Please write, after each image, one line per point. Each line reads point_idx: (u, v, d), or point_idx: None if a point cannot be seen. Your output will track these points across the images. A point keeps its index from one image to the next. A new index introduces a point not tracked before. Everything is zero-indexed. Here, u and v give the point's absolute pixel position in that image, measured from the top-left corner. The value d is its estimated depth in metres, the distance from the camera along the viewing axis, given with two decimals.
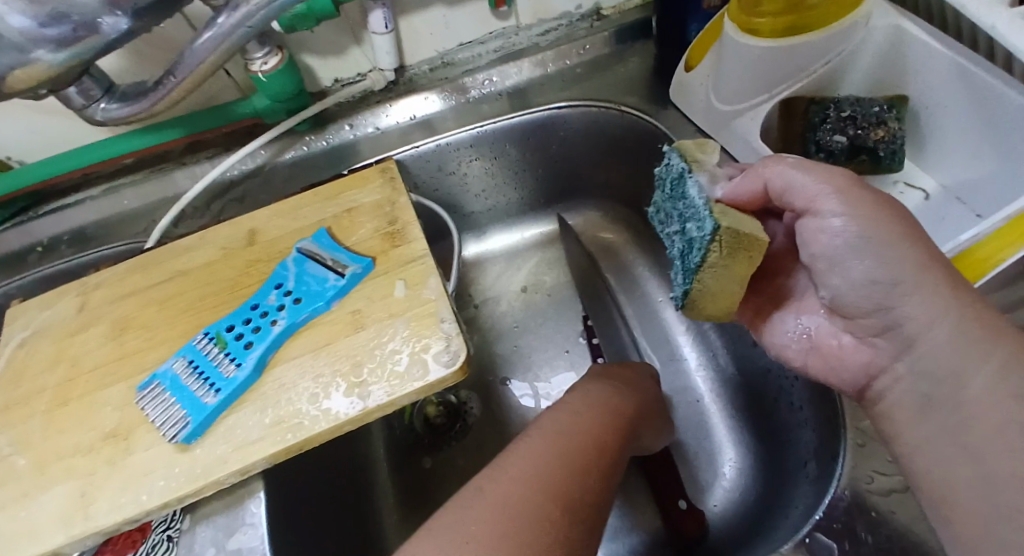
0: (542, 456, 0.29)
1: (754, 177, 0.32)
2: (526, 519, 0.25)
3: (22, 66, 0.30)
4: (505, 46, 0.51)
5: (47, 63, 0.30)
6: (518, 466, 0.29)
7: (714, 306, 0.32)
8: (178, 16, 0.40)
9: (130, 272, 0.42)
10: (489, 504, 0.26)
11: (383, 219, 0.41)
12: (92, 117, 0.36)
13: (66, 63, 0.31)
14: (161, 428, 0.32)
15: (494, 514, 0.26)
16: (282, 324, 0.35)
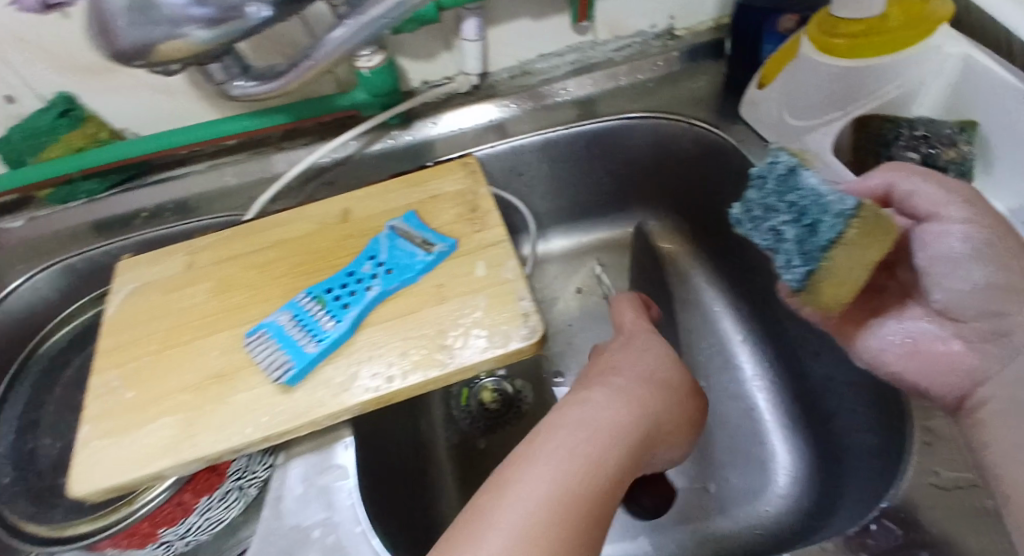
0: (592, 447, 0.29)
1: (878, 181, 0.34)
2: (579, 518, 0.25)
3: (175, 39, 0.33)
4: (580, 60, 0.54)
5: (196, 38, 0.33)
6: (566, 453, 0.28)
7: (827, 297, 0.29)
8: (300, 18, 0.45)
9: (233, 239, 0.46)
10: (543, 491, 0.26)
11: (465, 206, 0.44)
12: (228, 93, 0.39)
13: (213, 41, 0.34)
14: (267, 370, 0.36)
15: (547, 505, 0.25)
16: (376, 290, 0.38)
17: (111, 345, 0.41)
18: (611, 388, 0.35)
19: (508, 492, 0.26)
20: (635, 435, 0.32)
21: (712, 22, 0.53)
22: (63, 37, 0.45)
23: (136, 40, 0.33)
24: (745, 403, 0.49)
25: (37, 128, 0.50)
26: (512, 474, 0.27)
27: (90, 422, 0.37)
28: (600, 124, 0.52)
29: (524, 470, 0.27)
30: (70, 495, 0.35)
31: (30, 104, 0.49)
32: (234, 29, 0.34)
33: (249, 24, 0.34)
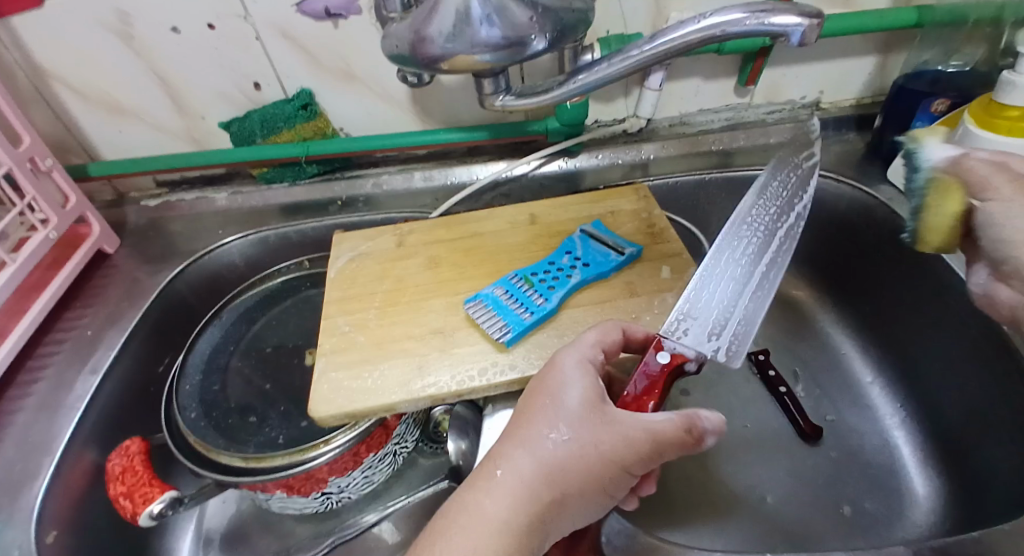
0: (530, 501, 0.28)
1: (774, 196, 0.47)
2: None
3: (466, 55, 0.40)
4: (734, 118, 0.62)
5: (482, 59, 0.40)
6: (495, 508, 0.28)
7: (932, 240, 0.37)
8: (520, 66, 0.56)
9: (437, 227, 0.53)
10: (470, 545, 0.27)
11: (643, 222, 0.51)
12: (490, 104, 0.46)
13: (492, 63, 0.41)
14: (487, 331, 0.42)
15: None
16: (578, 277, 0.45)
17: (336, 297, 0.47)
18: (550, 423, 0.30)
19: (441, 537, 0.27)
20: (590, 480, 0.29)
21: (855, 101, 0.62)
22: (326, 40, 0.55)
23: (440, 51, 0.40)
24: (879, 438, 0.52)
25: (280, 114, 0.59)
26: (456, 518, 0.28)
27: (324, 357, 0.42)
28: (749, 172, 0.59)
29: (460, 519, 0.28)
30: (309, 414, 0.39)
31: (273, 93, 0.59)
32: (514, 53, 0.40)
33: (525, 52, 0.41)
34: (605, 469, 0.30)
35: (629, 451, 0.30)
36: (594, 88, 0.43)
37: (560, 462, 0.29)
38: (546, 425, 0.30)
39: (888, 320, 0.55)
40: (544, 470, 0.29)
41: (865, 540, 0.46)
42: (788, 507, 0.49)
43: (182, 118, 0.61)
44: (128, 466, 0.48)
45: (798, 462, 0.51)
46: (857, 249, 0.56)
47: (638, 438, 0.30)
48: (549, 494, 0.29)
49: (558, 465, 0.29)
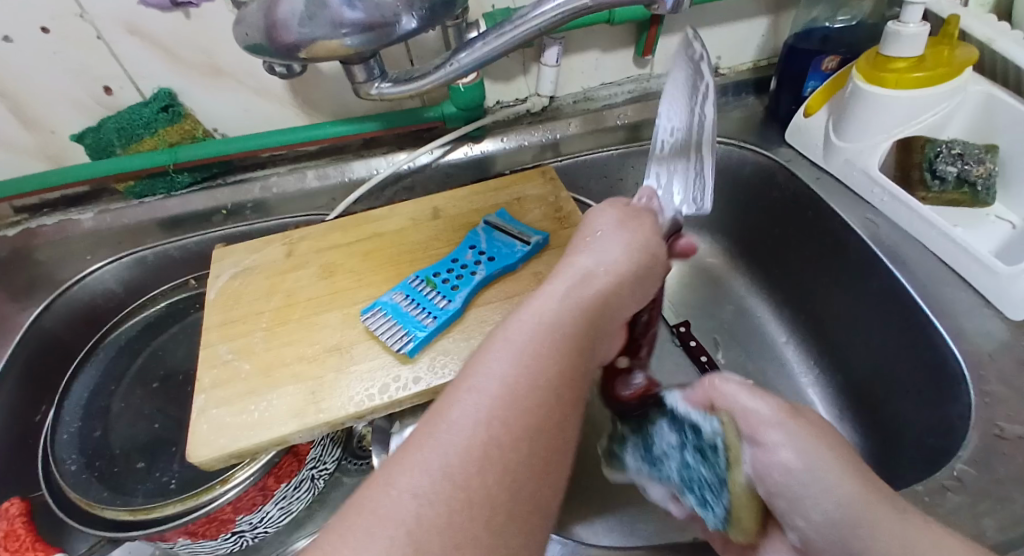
0: (545, 358, 0.23)
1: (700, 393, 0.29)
2: (522, 466, 0.20)
3: (325, 40, 0.36)
4: (637, 90, 0.61)
5: (346, 44, 0.37)
6: (530, 325, 0.25)
7: None
8: (405, 44, 0.51)
9: (332, 231, 0.48)
10: (468, 434, 0.20)
11: (550, 207, 0.48)
12: (367, 92, 0.42)
13: (359, 47, 0.37)
14: (385, 343, 0.38)
15: (527, 383, 0.22)
16: (482, 274, 0.41)
17: (218, 321, 0.42)
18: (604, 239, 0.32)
19: (458, 397, 0.22)
20: (585, 312, 0.27)
21: (752, 64, 0.61)
22: (181, 34, 0.48)
23: (297, 36, 0.36)
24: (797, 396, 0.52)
25: (137, 119, 0.53)
26: (420, 443, 0.20)
27: (205, 392, 0.38)
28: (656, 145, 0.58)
29: (437, 416, 0.21)
30: (189, 460, 0.35)
31: (129, 96, 0.52)
32: (383, 36, 0.37)
33: (395, 33, 0.37)
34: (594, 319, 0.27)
35: (612, 301, 0.28)
36: (478, 68, 0.40)
37: (590, 268, 0.29)
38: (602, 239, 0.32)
39: (800, 278, 0.54)
40: (584, 288, 0.28)
41: None
42: None
43: (29, 134, 0.52)
44: (9, 531, 0.41)
45: None
46: (764, 211, 0.56)
47: (605, 287, 0.28)
48: (565, 355, 0.24)
49: (553, 308, 0.26)
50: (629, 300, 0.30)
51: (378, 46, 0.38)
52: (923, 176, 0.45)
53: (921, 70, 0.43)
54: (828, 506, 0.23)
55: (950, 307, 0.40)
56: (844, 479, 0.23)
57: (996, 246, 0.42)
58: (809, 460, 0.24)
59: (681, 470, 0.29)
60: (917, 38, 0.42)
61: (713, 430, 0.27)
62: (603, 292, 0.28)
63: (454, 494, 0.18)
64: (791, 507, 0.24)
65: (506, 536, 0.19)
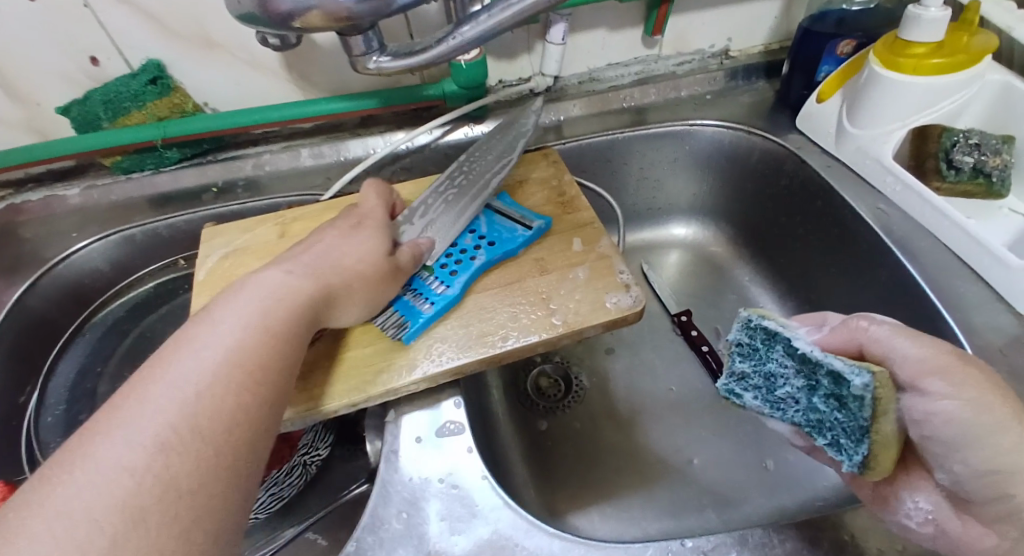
0: (245, 360, 0.25)
1: (848, 334, 0.31)
2: (241, 440, 0.23)
3: (321, 8, 0.34)
4: (644, 71, 0.59)
5: (344, 14, 0.35)
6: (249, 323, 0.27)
7: None
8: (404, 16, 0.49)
9: (326, 211, 0.47)
10: (182, 415, 0.22)
11: (552, 190, 0.47)
12: (364, 66, 0.40)
13: (358, 16, 0.36)
14: (379, 329, 0.37)
15: (232, 384, 0.24)
16: (482, 259, 0.40)
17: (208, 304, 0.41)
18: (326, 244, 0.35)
19: (151, 386, 0.23)
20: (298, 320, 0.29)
21: (763, 47, 0.60)
22: (171, 1, 0.46)
23: (290, 5, 0.34)
24: None
25: (124, 91, 0.50)
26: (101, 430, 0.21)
27: None
28: (662, 129, 0.56)
29: (166, 382, 0.23)
30: None
31: (116, 68, 0.50)
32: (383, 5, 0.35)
33: (395, 4, 0.36)
34: (315, 305, 0.30)
35: (343, 296, 0.33)
36: (482, 43, 0.38)
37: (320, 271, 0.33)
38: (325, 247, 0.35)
39: (805, 268, 0.53)
40: (307, 296, 0.30)
41: (793, 500, 0.45)
42: (715, 469, 0.48)
43: (12, 105, 0.50)
44: None
45: (723, 423, 0.50)
46: (771, 199, 0.55)
47: (336, 278, 0.33)
48: (293, 331, 0.28)
49: (273, 315, 0.28)
50: (362, 292, 0.34)
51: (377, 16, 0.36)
52: (938, 166, 0.43)
53: (940, 56, 0.41)
54: (988, 456, 0.26)
55: (961, 301, 0.39)
56: (1012, 432, 0.25)
57: (1009, 241, 0.41)
58: (973, 410, 0.26)
59: (811, 413, 0.29)
60: (937, 22, 0.40)
61: (864, 384, 0.25)
62: (335, 281, 0.32)
63: (158, 473, 0.20)
64: (947, 453, 0.27)
65: (226, 504, 0.21)
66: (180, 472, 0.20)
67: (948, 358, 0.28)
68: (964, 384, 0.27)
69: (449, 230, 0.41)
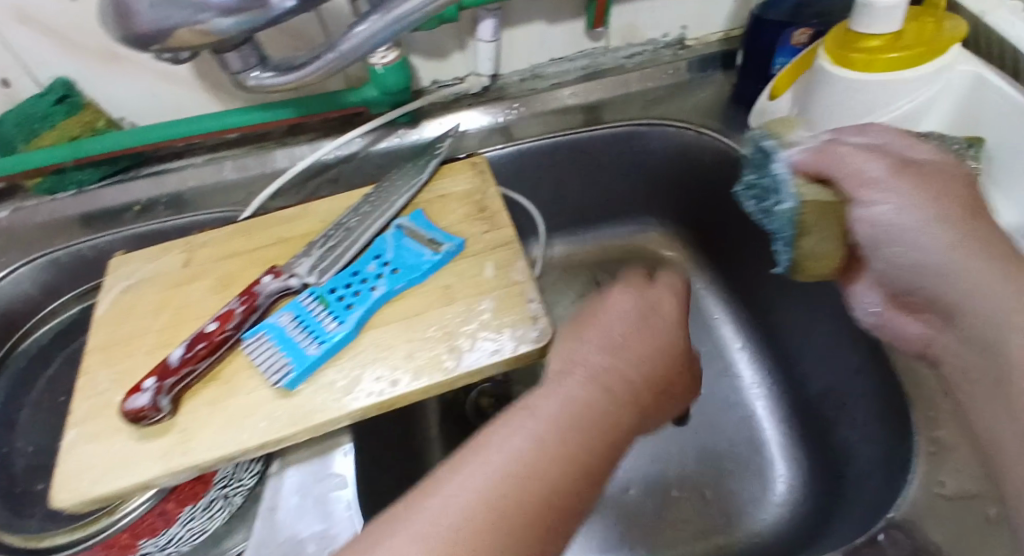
0: (546, 466, 0.25)
1: (821, 155, 0.27)
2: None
3: (189, 26, 0.31)
4: (591, 65, 0.54)
5: (215, 28, 0.32)
6: (514, 436, 0.26)
7: None
8: (314, 12, 0.45)
9: (234, 235, 0.44)
10: (459, 531, 0.23)
11: (472, 206, 0.43)
12: (243, 82, 0.37)
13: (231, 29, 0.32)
14: (266, 374, 0.35)
15: (492, 499, 0.24)
16: (381, 290, 0.37)
17: (100, 342, 0.39)
18: (626, 311, 0.36)
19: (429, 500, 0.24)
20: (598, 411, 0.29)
21: (722, 34, 0.54)
22: (65, 15, 0.43)
23: (150, 26, 0.31)
24: (742, 410, 0.49)
25: (33, 113, 0.48)
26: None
27: (76, 426, 0.35)
28: (610, 132, 0.52)
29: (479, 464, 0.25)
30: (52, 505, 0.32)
31: (26, 87, 0.48)
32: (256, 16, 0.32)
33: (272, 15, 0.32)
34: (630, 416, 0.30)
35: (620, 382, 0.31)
36: (365, 56, 0.35)
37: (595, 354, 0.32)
38: (613, 314, 0.35)
39: (761, 281, 0.50)
40: (575, 389, 0.29)
41: (740, 541, 0.42)
42: (650, 500, 0.45)
43: None
44: None
45: (664, 448, 0.47)
46: (721, 204, 0.51)
47: (617, 376, 0.31)
48: (571, 439, 0.27)
49: (549, 412, 0.28)
50: (630, 388, 0.31)
51: (256, 27, 0.33)
52: None
53: (897, 49, 0.36)
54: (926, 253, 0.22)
55: None
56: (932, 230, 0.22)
57: None
58: (912, 208, 0.23)
59: (765, 212, 0.32)
60: (892, 12, 0.35)
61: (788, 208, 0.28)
62: (615, 384, 0.30)
63: None
64: (884, 248, 0.24)
65: None
66: (490, 533, 0.23)
67: (898, 165, 0.24)
68: (902, 183, 0.23)
69: (340, 263, 0.39)
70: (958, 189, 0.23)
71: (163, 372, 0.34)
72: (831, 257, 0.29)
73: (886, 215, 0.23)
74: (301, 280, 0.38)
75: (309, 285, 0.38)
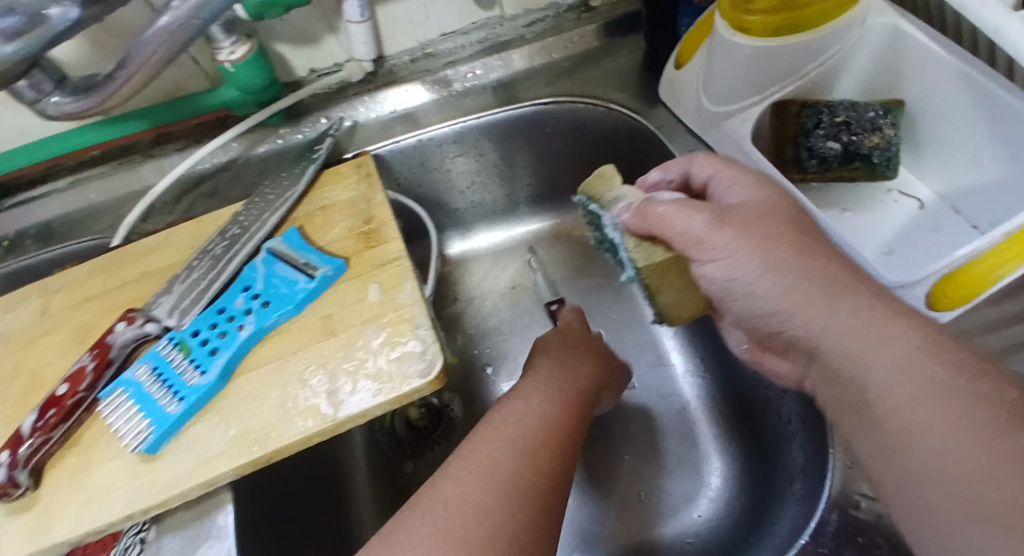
0: (495, 491, 0.25)
1: (646, 215, 0.30)
2: None
3: None
4: (488, 38, 0.49)
5: None
6: (475, 459, 0.26)
7: None
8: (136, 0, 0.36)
9: (92, 275, 0.39)
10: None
11: (358, 218, 0.39)
12: (44, 111, 0.33)
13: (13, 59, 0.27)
14: (125, 439, 0.31)
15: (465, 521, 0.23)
16: (249, 328, 0.33)
17: None
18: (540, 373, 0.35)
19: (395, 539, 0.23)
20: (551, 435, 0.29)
21: None
22: None
23: None
24: (677, 401, 0.47)
25: None
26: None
27: None
28: (509, 113, 0.47)
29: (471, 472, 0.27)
30: None
31: None
32: (35, 40, 0.27)
33: (56, 31, 0.28)
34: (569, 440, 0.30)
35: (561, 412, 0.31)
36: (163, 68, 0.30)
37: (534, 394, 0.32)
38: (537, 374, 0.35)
39: None
40: (516, 423, 0.29)
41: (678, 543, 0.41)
42: (586, 509, 0.43)
43: None
44: None
45: (597, 451, 0.45)
46: None
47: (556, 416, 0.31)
48: (532, 458, 0.27)
49: (505, 442, 0.27)
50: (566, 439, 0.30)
51: (43, 49, 0.28)
52: (798, 154, 0.37)
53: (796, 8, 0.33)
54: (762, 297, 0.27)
55: None
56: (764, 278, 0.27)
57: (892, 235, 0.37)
58: (739, 260, 0.27)
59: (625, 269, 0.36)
60: None
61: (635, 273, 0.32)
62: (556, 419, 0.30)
63: None
64: (730, 295, 0.29)
65: None
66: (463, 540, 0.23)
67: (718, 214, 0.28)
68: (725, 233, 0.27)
69: (205, 299, 0.34)
70: (771, 223, 0.28)
71: (14, 442, 0.30)
72: (693, 301, 0.33)
73: (721, 270, 0.28)
74: (159, 324, 0.34)
75: (168, 329, 0.34)
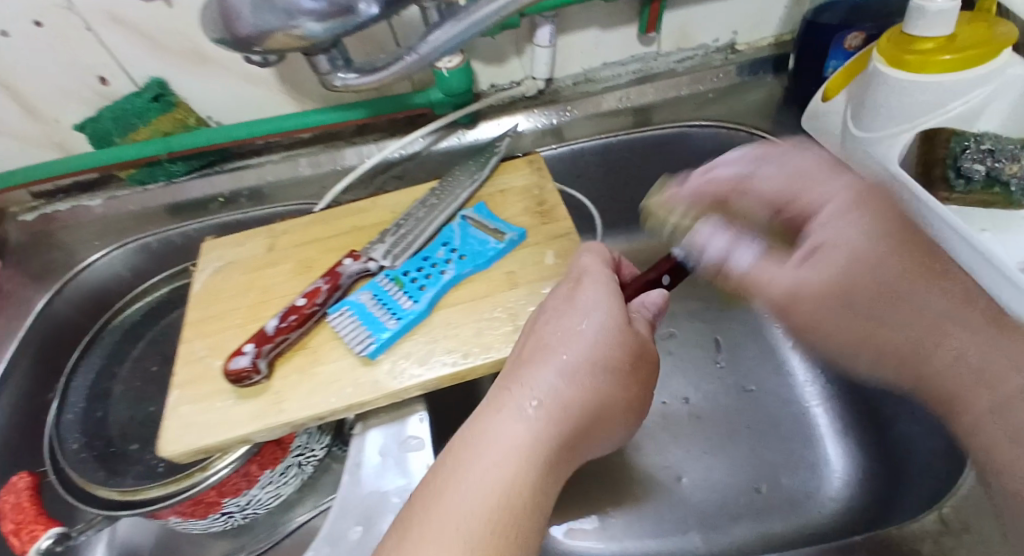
0: (489, 510, 0.23)
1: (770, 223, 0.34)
2: None
3: (284, 30, 0.35)
4: (642, 70, 0.57)
5: (306, 32, 0.35)
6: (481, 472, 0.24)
7: None
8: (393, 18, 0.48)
9: (313, 224, 0.48)
10: None
11: (533, 200, 0.46)
12: (330, 82, 0.41)
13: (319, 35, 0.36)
14: (350, 344, 0.38)
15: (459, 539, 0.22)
16: (451, 273, 0.40)
17: (196, 317, 0.43)
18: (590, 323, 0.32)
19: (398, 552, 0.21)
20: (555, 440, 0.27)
21: (774, 39, 0.56)
22: (160, 21, 0.48)
23: (250, 29, 0.35)
24: (798, 406, 0.50)
25: (131, 110, 0.53)
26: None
27: (177, 389, 0.39)
28: (657, 134, 0.55)
29: (480, 455, 0.25)
30: (159, 454, 0.35)
31: (123, 86, 0.52)
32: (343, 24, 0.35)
33: (357, 21, 0.35)
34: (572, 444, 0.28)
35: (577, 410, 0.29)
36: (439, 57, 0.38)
37: (554, 379, 0.30)
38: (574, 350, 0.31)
39: None
40: (531, 419, 0.27)
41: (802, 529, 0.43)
42: (703, 490, 0.46)
43: (33, 124, 0.53)
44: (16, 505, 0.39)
45: (714, 439, 0.48)
46: None
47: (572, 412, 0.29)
48: (534, 470, 0.25)
49: (509, 439, 0.26)
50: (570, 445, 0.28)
51: (342, 33, 0.37)
52: (946, 173, 0.39)
53: (951, 52, 0.38)
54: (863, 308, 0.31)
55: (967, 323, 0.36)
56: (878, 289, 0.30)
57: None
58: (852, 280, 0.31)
59: None
60: (944, 14, 0.37)
61: None
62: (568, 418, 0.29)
63: None
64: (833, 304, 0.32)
65: None
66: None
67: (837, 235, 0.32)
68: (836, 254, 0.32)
69: (413, 249, 0.42)
70: (886, 254, 0.31)
71: (261, 339, 0.38)
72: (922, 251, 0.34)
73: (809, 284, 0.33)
74: (378, 263, 0.42)
75: (384, 269, 0.42)
